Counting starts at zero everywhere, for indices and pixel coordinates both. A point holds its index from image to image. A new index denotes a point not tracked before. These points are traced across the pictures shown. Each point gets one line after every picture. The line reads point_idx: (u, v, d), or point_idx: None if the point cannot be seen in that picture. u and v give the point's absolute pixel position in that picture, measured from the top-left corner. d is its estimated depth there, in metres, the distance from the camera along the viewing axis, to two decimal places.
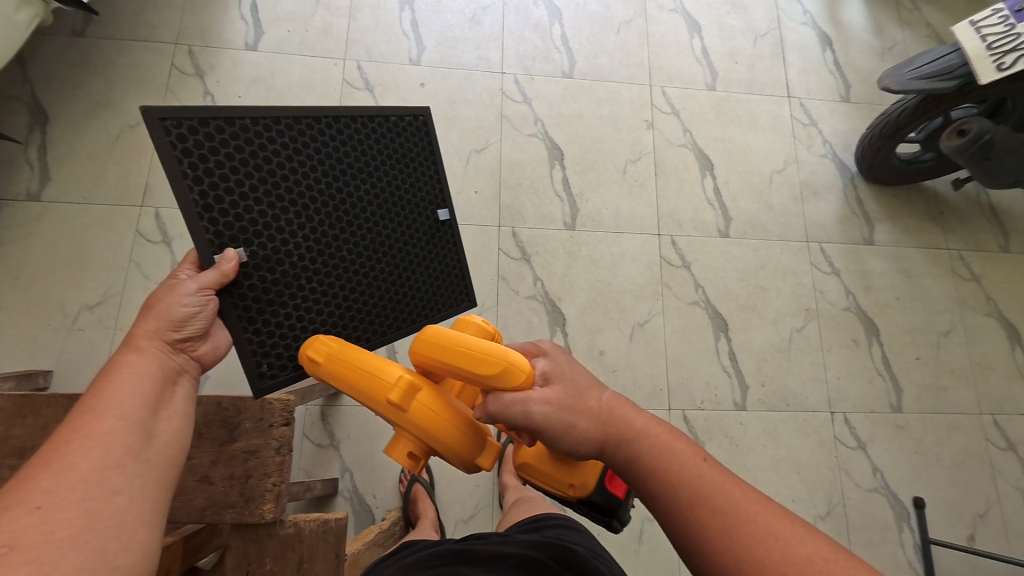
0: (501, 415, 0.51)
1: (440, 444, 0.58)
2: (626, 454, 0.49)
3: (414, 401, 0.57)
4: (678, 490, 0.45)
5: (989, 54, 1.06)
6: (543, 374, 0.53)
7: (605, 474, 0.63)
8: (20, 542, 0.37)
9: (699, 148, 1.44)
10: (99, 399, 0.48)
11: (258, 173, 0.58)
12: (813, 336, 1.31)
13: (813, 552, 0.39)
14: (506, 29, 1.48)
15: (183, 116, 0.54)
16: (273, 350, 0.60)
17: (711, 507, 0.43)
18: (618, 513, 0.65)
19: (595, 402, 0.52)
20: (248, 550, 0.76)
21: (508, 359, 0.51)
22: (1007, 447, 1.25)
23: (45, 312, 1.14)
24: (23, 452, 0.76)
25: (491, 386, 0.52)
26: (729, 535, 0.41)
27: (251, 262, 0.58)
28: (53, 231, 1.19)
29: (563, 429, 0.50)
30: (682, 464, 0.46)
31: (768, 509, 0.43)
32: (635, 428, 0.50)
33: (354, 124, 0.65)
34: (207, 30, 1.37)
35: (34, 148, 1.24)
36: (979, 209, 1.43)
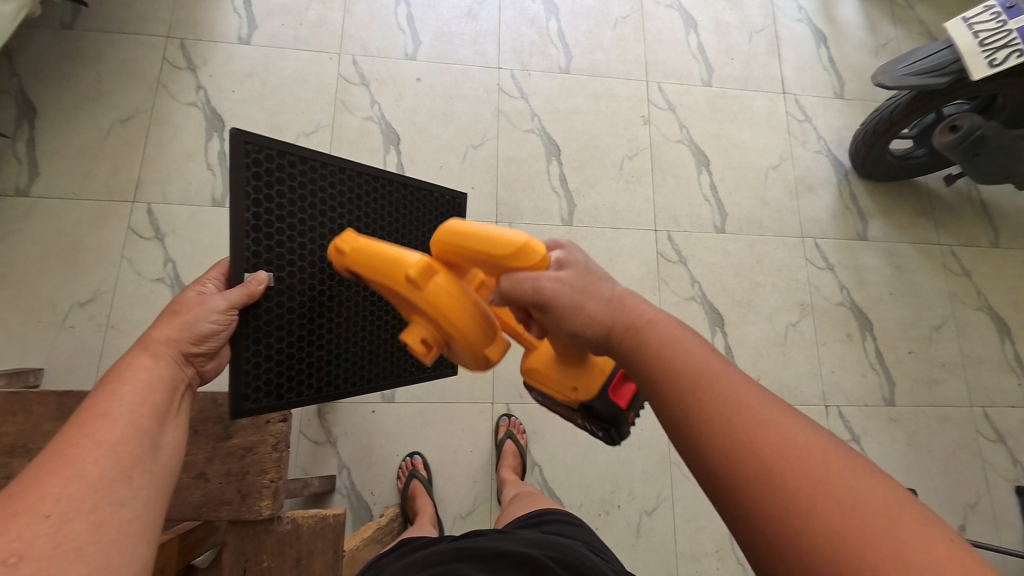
0: (512, 293, 0.48)
1: (456, 332, 0.53)
2: (630, 340, 0.44)
3: (433, 283, 0.52)
4: (682, 378, 0.40)
5: (980, 51, 1.07)
6: (557, 259, 0.49)
7: (612, 381, 0.57)
8: (29, 553, 0.36)
9: (695, 144, 1.45)
10: (109, 404, 0.47)
11: (310, 210, 0.64)
12: (808, 330, 1.32)
13: (821, 455, 0.34)
14: (502, 24, 1.47)
15: (266, 144, 0.60)
16: (265, 374, 0.62)
17: (717, 397, 0.38)
18: (619, 424, 0.58)
19: (607, 290, 0.47)
20: (246, 546, 0.75)
21: (525, 238, 0.48)
22: (996, 439, 1.27)
23: (34, 310, 1.13)
24: (14, 449, 0.74)
25: (507, 265, 0.49)
26: (725, 436, 0.36)
27: (275, 286, 0.62)
28: (43, 226, 1.17)
29: (569, 308, 0.46)
30: (689, 354, 0.41)
31: (787, 420, 0.36)
32: (645, 318, 0.44)
33: (404, 189, 0.74)
34: (200, 23, 1.36)
35: (23, 143, 1.22)
36: (970, 205, 1.45)
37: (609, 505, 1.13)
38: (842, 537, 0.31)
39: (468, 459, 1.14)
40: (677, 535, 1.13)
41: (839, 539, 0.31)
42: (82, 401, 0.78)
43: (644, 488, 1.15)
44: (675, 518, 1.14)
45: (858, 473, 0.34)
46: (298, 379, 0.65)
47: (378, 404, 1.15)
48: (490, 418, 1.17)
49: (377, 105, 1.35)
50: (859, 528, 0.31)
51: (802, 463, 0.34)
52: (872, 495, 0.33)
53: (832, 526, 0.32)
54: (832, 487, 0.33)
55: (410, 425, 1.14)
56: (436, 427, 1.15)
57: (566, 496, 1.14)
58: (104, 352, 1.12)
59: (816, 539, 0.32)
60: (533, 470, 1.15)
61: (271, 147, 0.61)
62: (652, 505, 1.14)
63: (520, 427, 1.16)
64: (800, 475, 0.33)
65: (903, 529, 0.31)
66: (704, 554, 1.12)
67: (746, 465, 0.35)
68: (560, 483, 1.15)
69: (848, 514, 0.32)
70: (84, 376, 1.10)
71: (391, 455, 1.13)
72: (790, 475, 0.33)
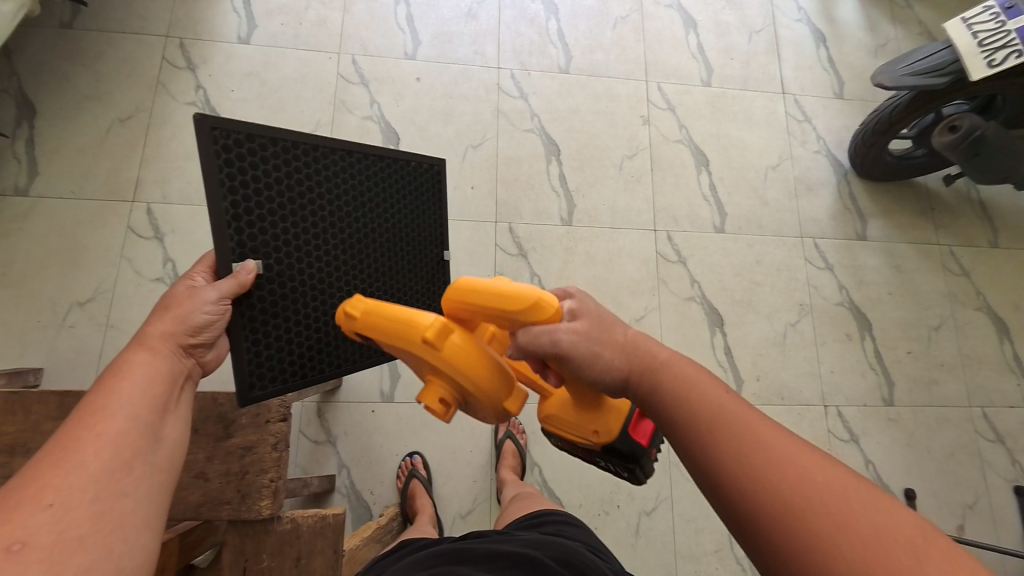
0: (531, 347, 0.49)
1: (475, 387, 0.53)
2: (647, 382, 0.47)
3: (450, 342, 0.53)
4: (696, 418, 0.42)
5: (980, 51, 1.07)
6: (571, 309, 0.50)
7: (630, 419, 0.58)
8: (32, 540, 0.36)
9: (695, 143, 1.45)
10: (109, 398, 0.47)
11: (288, 193, 0.63)
12: (807, 330, 1.32)
13: (839, 486, 0.35)
14: (502, 23, 1.47)
15: (233, 129, 0.59)
16: (267, 360, 0.63)
17: (730, 432, 0.40)
18: (642, 461, 0.59)
19: (621, 335, 0.49)
20: (245, 546, 0.75)
21: (538, 294, 0.49)
22: (995, 439, 1.27)
23: (34, 309, 1.12)
24: (14, 449, 0.74)
25: (524, 321, 0.50)
26: (741, 473, 0.38)
27: (265, 275, 0.62)
28: (43, 225, 1.17)
29: (588, 358, 0.48)
30: (701, 395, 0.43)
31: (803, 454, 0.38)
32: (659, 359, 0.47)
33: (380, 162, 0.72)
34: (200, 23, 1.35)
35: (22, 143, 1.21)
36: (969, 205, 1.45)
37: (609, 505, 1.14)
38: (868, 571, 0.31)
39: (467, 459, 1.14)
40: (676, 535, 1.13)
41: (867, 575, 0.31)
42: (82, 400, 0.78)
43: (643, 487, 1.15)
44: (675, 518, 1.14)
45: (880, 507, 0.34)
46: (300, 363, 0.66)
47: (377, 404, 1.15)
48: None
49: (376, 104, 1.35)
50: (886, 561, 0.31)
51: (820, 496, 0.35)
52: (896, 530, 0.33)
53: (857, 559, 0.32)
54: (851, 519, 0.33)
55: (409, 425, 1.14)
56: (435, 426, 1.15)
57: (565, 496, 1.14)
58: (103, 352, 1.12)
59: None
60: (532, 470, 1.15)
61: (239, 131, 0.59)
62: (651, 505, 1.14)
63: (520, 427, 1.16)
64: (818, 510, 0.34)
65: (929, 562, 0.31)
66: (703, 553, 1.12)
67: (764, 498, 0.36)
68: (560, 483, 1.15)
69: (871, 547, 0.32)
70: (84, 376, 1.10)
71: (390, 454, 1.13)
72: (809, 510, 0.34)
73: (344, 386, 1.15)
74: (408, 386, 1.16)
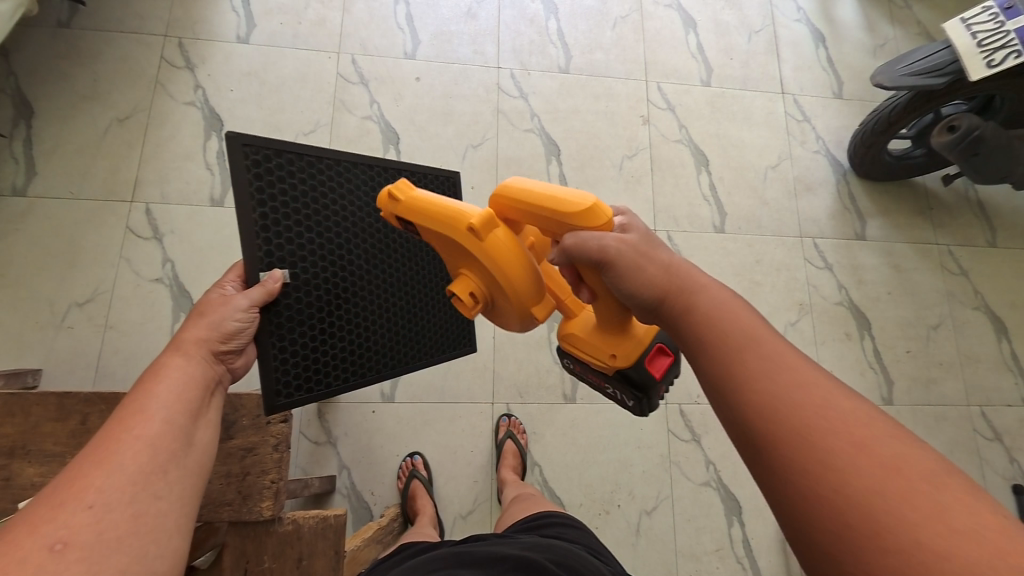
0: (577, 248, 0.49)
1: (508, 283, 0.54)
2: (680, 306, 0.45)
3: (493, 235, 0.53)
4: (724, 339, 0.41)
5: (978, 52, 1.07)
6: (621, 225, 0.51)
7: (649, 352, 0.57)
8: (74, 541, 0.36)
9: (694, 143, 1.45)
10: (147, 402, 0.46)
11: (314, 207, 0.64)
12: (806, 330, 1.32)
13: (863, 418, 0.34)
14: (502, 23, 1.47)
15: (263, 145, 0.60)
16: (292, 369, 0.63)
17: (759, 356, 0.39)
18: (650, 394, 0.57)
19: (665, 256, 0.48)
20: (246, 547, 0.75)
21: (593, 200, 0.50)
22: (994, 437, 1.27)
23: (34, 310, 1.12)
24: (14, 451, 0.74)
25: (571, 224, 0.50)
26: (764, 394, 0.37)
27: (292, 283, 0.62)
28: (42, 225, 1.17)
29: (630, 270, 0.47)
30: (735, 319, 0.42)
31: (829, 385, 0.36)
32: (695, 283, 0.46)
33: (401, 175, 0.73)
34: (198, 22, 1.35)
35: (19, 143, 1.21)
36: (967, 204, 1.46)
37: (610, 505, 1.14)
38: (879, 495, 0.31)
39: (468, 459, 1.14)
40: (676, 534, 1.13)
41: (881, 499, 0.30)
42: (82, 402, 0.78)
43: (644, 487, 1.15)
44: (676, 517, 1.14)
45: (902, 441, 0.33)
46: (324, 371, 0.65)
47: (378, 404, 1.15)
48: (491, 418, 1.17)
49: (375, 104, 1.35)
50: (901, 487, 0.31)
51: (843, 424, 0.34)
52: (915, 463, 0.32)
53: (870, 482, 0.31)
54: (873, 448, 0.32)
55: (410, 425, 1.14)
56: (436, 427, 1.15)
57: (567, 496, 1.14)
58: (103, 353, 1.11)
59: (854, 497, 0.31)
60: (533, 470, 1.15)
61: (269, 147, 0.60)
62: (652, 504, 1.14)
63: (520, 427, 1.16)
64: (838, 433, 0.33)
65: (948, 497, 0.30)
66: (703, 552, 1.13)
67: (784, 419, 0.35)
68: (560, 483, 1.15)
69: (890, 474, 0.31)
70: (84, 377, 1.10)
71: (391, 455, 1.13)
72: (828, 432, 0.33)
73: None
74: (409, 386, 1.16)
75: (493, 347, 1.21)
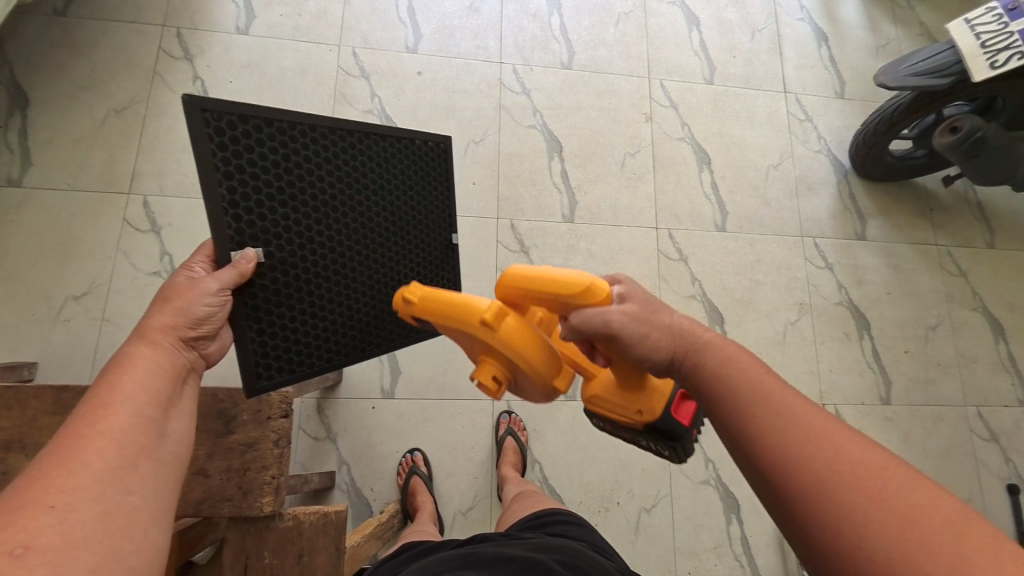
0: (583, 328, 0.50)
1: (529, 366, 0.56)
2: (694, 364, 0.47)
3: (506, 324, 0.56)
4: (735, 397, 0.43)
5: (983, 52, 1.07)
6: (620, 294, 0.51)
7: (674, 398, 0.57)
8: (35, 544, 0.35)
9: (697, 142, 1.44)
10: (110, 394, 0.45)
11: (287, 177, 0.61)
12: (806, 329, 1.33)
13: (876, 467, 0.35)
14: (504, 18, 1.46)
15: (225, 111, 0.56)
16: (273, 350, 0.61)
17: (769, 412, 0.40)
18: (684, 441, 0.57)
19: (669, 318, 0.49)
20: (246, 543, 0.74)
21: (591, 278, 0.51)
22: (989, 437, 1.28)
23: (28, 303, 1.11)
24: (10, 444, 0.73)
25: (574, 305, 0.52)
26: (779, 453, 0.38)
27: (266, 262, 0.60)
28: (37, 217, 1.15)
29: (636, 338, 0.49)
30: (744, 375, 0.43)
31: (842, 436, 0.37)
32: (703, 340, 0.47)
33: (384, 141, 0.69)
34: (198, 12, 1.33)
35: (15, 134, 1.19)
36: (966, 205, 1.46)
37: (609, 502, 1.14)
38: (901, 553, 0.32)
39: (468, 456, 1.14)
40: (676, 532, 1.13)
41: (899, 554, 0.32)
42: (80, 396, 0.77)
43: (643, 484, 1.16)
44: (675, 515, 1.14)
45: (918, 490, 0.34)
46: (306, 351, 0.64)
47: (378, 400, 1.14)
48: (490, 415, 1.17)
49: (376, 98, 1.33)
50: (917, 540, 0.32)
51: (855, 479, 0.35)
52: (932, 514, 0.33)
53: (888, 540, 0.32)
54: (888, 498, 0.34)
55: (410, 421, 1.14)
56: (436, 423, 1.15)
57: (566, 493, 1.14)
58: (99, 346, 1.10)
59: (876, 554, 0.32)
60: (533, 466, 1.15)
61: (232, 113, 0.57)
62: (651, 502, 1.14)
63: (521, 423, 1.16)
64: (854, 488, 0.35)
65: (968, 547, 0.31)
66: (702, 550, 1.13)
67: (797, 475, 0.37)
68: (561, 480, 1.15)
69: (907, 526, 0.32)
70: (80, 371, 1.08)
71: (391, 451, 1.12)
72: (845, 487, 0.35)
73: (344, 382, 1.14)
74: (409, 382, 1.16)
75: None
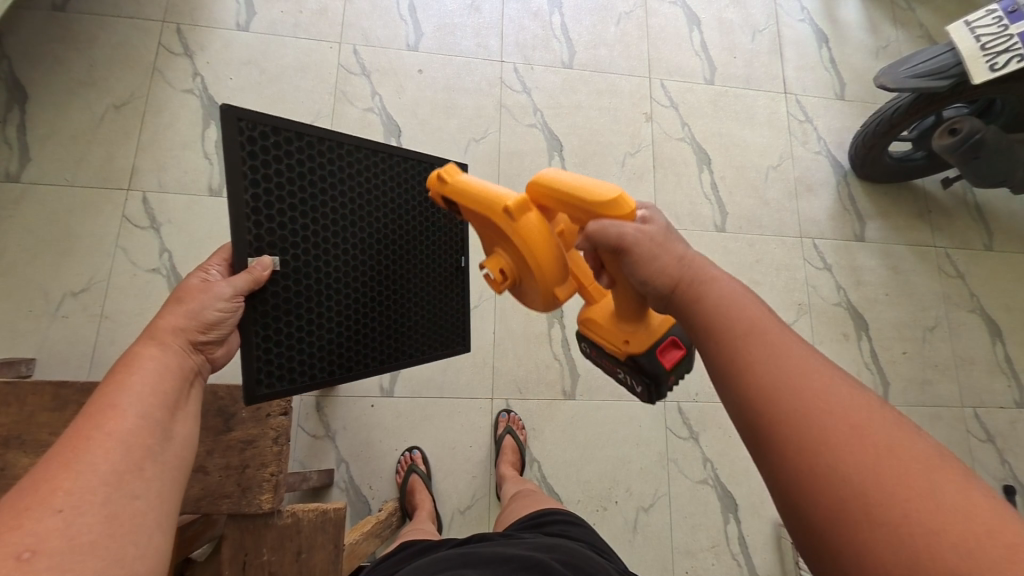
0: (597, 237, 0.49)
1: (536, 266, 0.56)
2: (693, 295, 0.44)
3: (524, 219, 0.55)
4: (730, 328, 0.40)
5: (983, 55, 1.08)
6: (643, 216, 0.50)
7: (662, 341, 0.56)
8: (42, 548, 0.35)
9: (697, 142, 1.45)
10: (119, 396, 0.45)
11: (311, 189, 0.61)
12: (805, 330, 1.33)
13: (859, 403, 0.35)
14: (505, 16, 1.46)
15: (259, 121, 0.57)
16: (276, 359, 0.60)
17: (762, 342, 0.39)
18: (661, 383, 0.57)
19: (681, 250, 0.47)
20: (245, 540, 0.74)
21: (619, 192, 0.50)
22: (986, 439, 1.29)
23: (27, 299, 1.10)
24: (9, 441, 0.73)
25: (594, 214, 0.51)
26: (766, 382, 0.37)
27: (280, 270, 0.59)
28: (35, 213, 1.15)
29: (644, 259, 0.47)
30: (743, 309, 0.41)
31: (830, 373, 0.36)
32: (709, 275, 0.45)
33: (409, 163, 0.70)
34: (198, 8, 1.33)
35: (12, 129, 1.18)
36: (964, 207, 1.47)
37: (607, 501, 1.14)
38: (871, 476, 0.31)
39: (466, 455, 1.14)
40: (673, 532, 1.14)
41: (870, 478, 0.31)
42: (79, 392, 0.76)
43: (641, 483, 1.16)
44: (672, 514, 1.15)
45: (897, 426, 0.34)
46: (310, 362, 0.63)
47: (377, 399, 1.14)
48: (490, 414, 1.17)
49: (377, 96, 1.33)
50: (890, 467, 0.31)
51: (839, 410, 0.34)
52: (908, 446, 0.32)
53: (864, 467, 0.32)
54: (865, 429, 0.33)
55: (409, 419, 1.14)
56: (435, 422, 1.15)
57: (564, 491, 1.14)
58: (98, 342, 1.10)
59: (847, 473, 0.32)
60: (532, 465, 1.15)
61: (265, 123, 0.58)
62: (649, 501, 1.15)
63: (520, 422, 1.16)
64: (835, 416, 0.34)
65: (938, 477, 0.31)
66: (699, 549, 1.13)
67: (780, 398, 0.36)
68: (559, 479, 1.15)
69: (882, 455, 0.32)
70: (79, 367, 1.08)
71: (390, 450, 1.12)
72: (827, 415, 0.34)
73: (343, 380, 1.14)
74: (408, 380, 1.16)
75: (493, 343, 1.21)
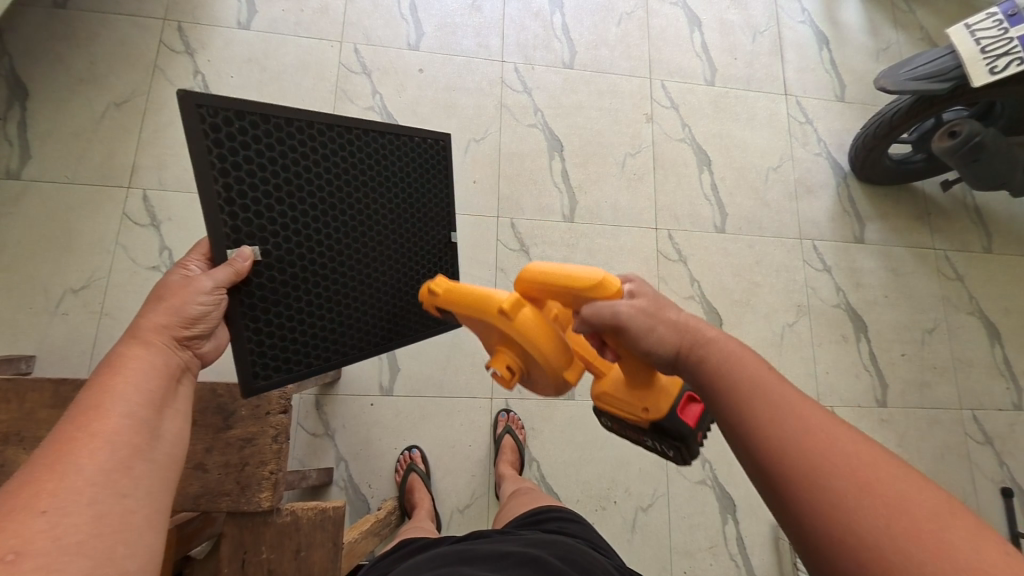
0: (593, 321, 0.52)
1: (542, 357, 0.58)
2: (698, 359, 0.46)
3: (522, 315, 0.58)
4: (735, 391, 0.42)
5: (982, 57, 1.08)
6: (630, 290, 0.52)
7: (680, 400, 0.56)
8: (27, 549, 0.35)
9: (697, 143, 1.45)
10: (103, 395, 0.45)
11: (284, 175, 0.60)
12: (804, 331, 1.33)
13: (868, 456, 0.35)
14: (506, 16, 1.46)
15: (221, 107, 0.55)
16: (270, 350, 0.61)
17: (767, 402, 0.40)
18: (690, 443, 0.56)
19: (674, 315, 0.49)
20: (244, 537, 0.74)
21: (602, 275, 0.53)
22: (984, 441, 1.29)
23: (27, 296, 1.10)
24: (7, 437, 0.73)
25: (586, 298, 0.54)
26: (774, 442, 0.38)
27: (263, 261, 0.59)
28: (35, 210, 1.15)
29: (642, 332, 0.49)
30: (743, 368, 0.43)
31: (835, 427, 0.37)
32: (708, 336, 0.47)
33: (383, 138, 0.69)
34: (199, 6, 1.33)
35: (13, 126, 1.18)
36: (964, 210, 1.47)
37: (606, 501, 1.14)
38: (888, 538, 0.31)
39: (466, 454, 1.14)
40: (672, 532, 1.14)
41: (888, 540, 0.31)
42: (77, 389, 0.77)
43: (640, 484, 1.16)
44: (671, 515, 1.15)
45: (908, 480, 0.34)
46: (306, 349, 0.64)
47: (376, 397, 1.14)
48: (489, 414, 1.17)
49: (378, 95, 1.33)
50: (905, 529, 0.31)
51: (849, 467, 0.34)
52: (921, 502, 0.32)
53: (879, 529, 0.32)
54: (877, 487, 0.33)
55: (408, 419, 1.14)
56: (435, 421, 1.15)
57: (563, 491, 1.15)
58: (97, 340, 1.10)
59: (864, 538, 0.32)
60: (531, 465, 1.15)
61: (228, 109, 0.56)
62: (648, 501, 1.15)
63: (519, 422, 1.16)
64: (846, 475, 0.34)
65: (955, 537, 0.31)
66: (697, 549, 1.13)
67: (790, 460, 0.36)
68: (558, 479, 1.15)
69: (898, 517, 0.32)
70: (78, 364, 1.08)
71: (389, 449, 1.13)
72: (838, 474, 0.34)
73: (342, 379, 1.14)
74: (408, 379, 1.16)
75: None
